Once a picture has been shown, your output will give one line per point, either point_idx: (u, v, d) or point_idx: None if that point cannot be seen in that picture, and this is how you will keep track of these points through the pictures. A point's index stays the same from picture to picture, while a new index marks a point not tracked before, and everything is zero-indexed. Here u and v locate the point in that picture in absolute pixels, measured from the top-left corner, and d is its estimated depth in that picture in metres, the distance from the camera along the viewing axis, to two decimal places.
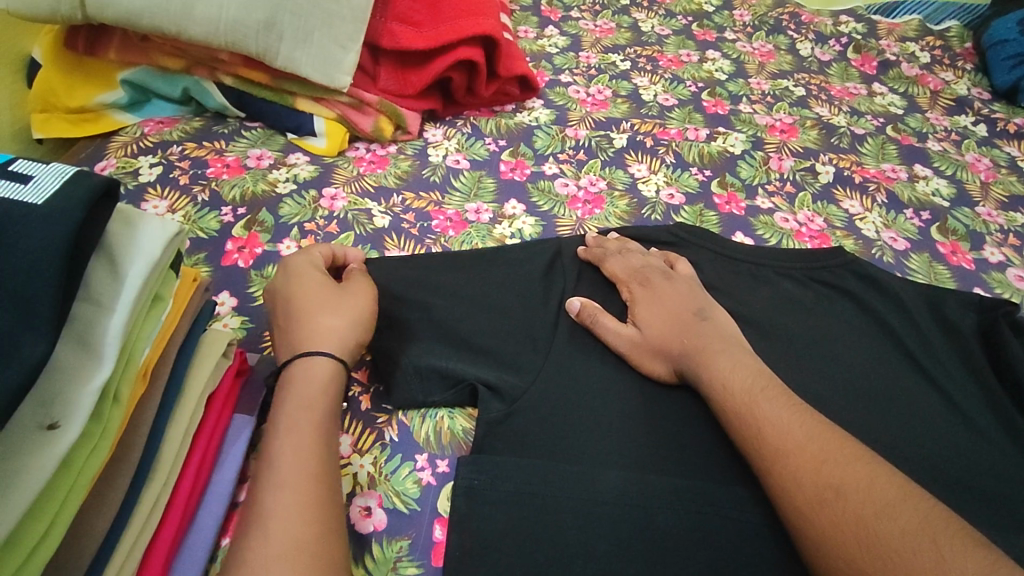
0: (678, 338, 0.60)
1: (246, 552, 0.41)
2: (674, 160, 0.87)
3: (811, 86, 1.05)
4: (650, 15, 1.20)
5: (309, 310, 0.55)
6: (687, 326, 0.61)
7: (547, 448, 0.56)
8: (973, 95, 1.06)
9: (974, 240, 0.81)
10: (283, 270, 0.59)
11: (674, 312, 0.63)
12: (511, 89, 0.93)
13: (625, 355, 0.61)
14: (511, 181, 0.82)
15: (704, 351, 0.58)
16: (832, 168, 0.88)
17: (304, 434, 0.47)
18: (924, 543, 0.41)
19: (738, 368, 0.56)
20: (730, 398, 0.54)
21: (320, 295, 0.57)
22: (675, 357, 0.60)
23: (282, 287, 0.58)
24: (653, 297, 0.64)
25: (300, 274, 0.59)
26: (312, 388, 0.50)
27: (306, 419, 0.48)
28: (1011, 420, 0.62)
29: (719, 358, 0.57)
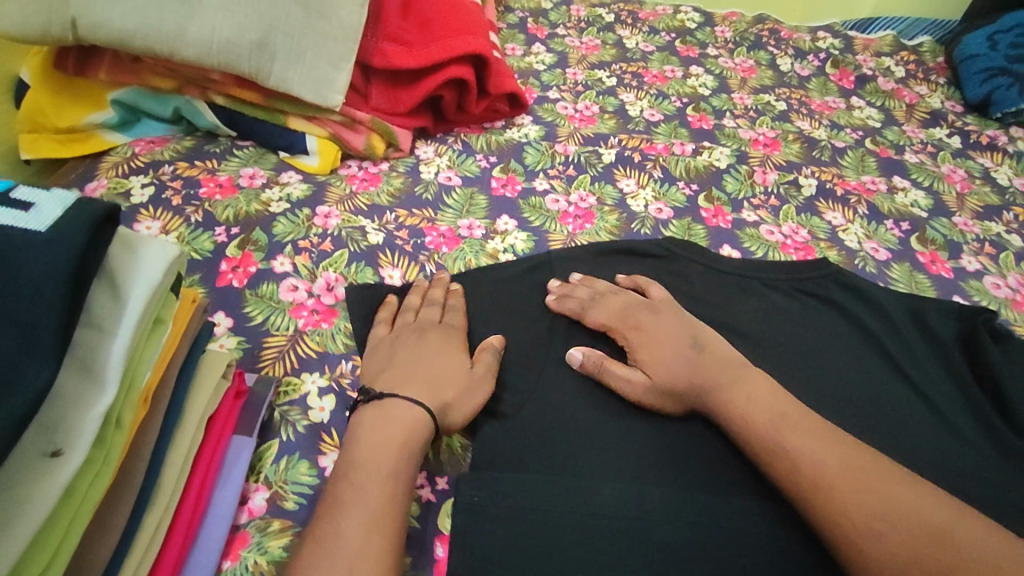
0: (686, 376, 0.59)
1: (324, 563, 0.43)
2: (661, 175, 0.89)
3: (791, 101, 1.07)
4: (634, 32, 1.22)
5: (429, 369, 0.58)
6: (691, 360, 0.60)
7: (546, 464, 0.56)
8: (946, 108, 1.10)
9: (952, 249, 0.83)
10: (433, 326, 0.63)
11: (674, 348, 0.61)
12: (501, 106, 0.94)
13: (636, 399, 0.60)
14: (503, 197, 0.84)
15: (716, 387, 0.58)
16: (815, 181, 0.90)
17: (390, 472, 0.49)
18: (989, 570, 0.43)
19: (755, 393, 0.57)
20: (762, 431, 0.54)
21: (444, 371, 0.58)
22: (687, 394, 0.59)
23: (421, 344, 0.60)
24: (647, 337, 0.63)
25: (450, 333, 0.63)
26: (404, 426, 0.52)
27: (397, 459, 0.50)
28: (995, 425, 0.63)
29: (727, 380, 0.58)
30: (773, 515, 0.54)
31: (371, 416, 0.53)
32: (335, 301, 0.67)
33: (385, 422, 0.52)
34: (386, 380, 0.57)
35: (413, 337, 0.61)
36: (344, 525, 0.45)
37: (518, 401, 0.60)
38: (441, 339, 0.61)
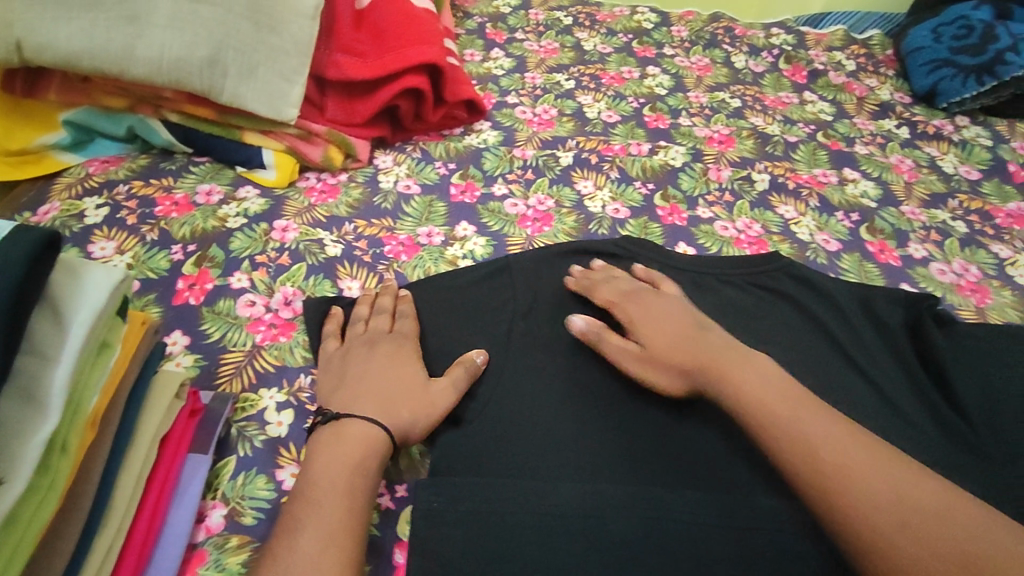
0: (687, 350, 0.62)
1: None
2: (618, 175, 0.90)
3: (746, 98, 1.10)
4: (592, 34, 1.24)
5: (386, 386, 0.59)
6: (688, 337, 0.63)
7: (503, 468, 0.57)
8: (895, 99, 1.13)
9: (900, 237, 0.86)
10: (387, 338, 0.63)
11: (673, 327, 0.64)
12: (459, 113, 0.95)
13: (624, 365, 0.63)
14: (462, 204, 0.84)
15: (715, 364, 0.60)
16: (768, 176, 0.93)
17: (345, 487, 0.50)
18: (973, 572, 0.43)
19: (791, 401, 0.55)
20: (809, 444, 0.51)
21: (401, 388, 0.59)
22: (688, 372, 0.61)
23: (378, 359, 0.61)
24: (650, 318, 0.66)
25: (403, 342, 0.64)
26: (361, 441, 0.53)
27: (353, 474, 0.51)
28: (938, 406, 0.66)
29: (749, 377, 0.57)
30: (724, 504, 0.56)
31: (326, 434, 0.54)
32: (293, 315, 0.68)
33: (341, 439, 0.53)
34: (342, 399, 0.57)
35: (366, 348, 0.62)
36: (299, 542, 0.46)
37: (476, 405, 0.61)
38: (397, 354, 0.62)
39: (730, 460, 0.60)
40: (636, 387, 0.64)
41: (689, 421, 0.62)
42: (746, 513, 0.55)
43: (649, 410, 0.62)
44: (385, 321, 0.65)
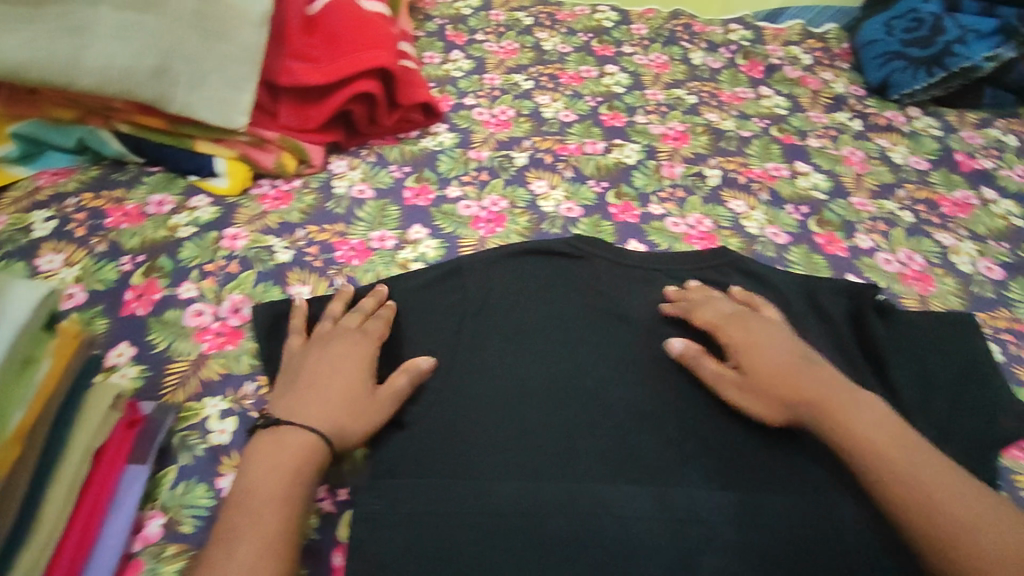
0: (781, 380, 0.62)
1: None
2: (572, 174, 0.91)
3: (702, 94, 1.11)
4: (552, 34, 1.24)
5: (332, 390, 0.59)
6: (794, 367, 0.62)
7: (446, 468, 0.59)
8: (849, 92, 1.14)
9: (847, 228, 0.87)
10: (342, 340, 0.64)
11: (780, 356, 0.64)
12: (414, 116, 0.96)
13: (719, 388, 0.64)
14: (415, 207, 0.85)
15: (820, 395, 0.59)
16: (720, 171, 0.94)
17: (285, 496, 0.51)
18: None
19: (902, 445, 0.54)
20: (912, 481, 0.52)
21: (346, 394, 0.59)
22: (780, 405, 0.61)
23: (329, 362, 0.61)
24: (752, 344, 0.65)
25: (359, 343, 0.64)
26: (298, 449, 0.54)
27: (290, 483, 0.52)
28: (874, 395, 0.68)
29: (857, 415, 0.57)
30: (661, 496, 0.58)
31: (268, 441, 0.55)
32: (241, 322, 0.68)
33: (279, 445, 0.54)
34: (286, 400, 0.58)
35: (320, 348, 0.63)
36: (235, 551, 0.47)
37: (425, 408, 0.63)
38: (349, 358, 0.62)
39: (670, 455, 0.61)
40: (581, 386, 0.66)
41: (632, 417, 0.64)
42: (680, 505, 0.57)
43: (592, 408, 0.64)
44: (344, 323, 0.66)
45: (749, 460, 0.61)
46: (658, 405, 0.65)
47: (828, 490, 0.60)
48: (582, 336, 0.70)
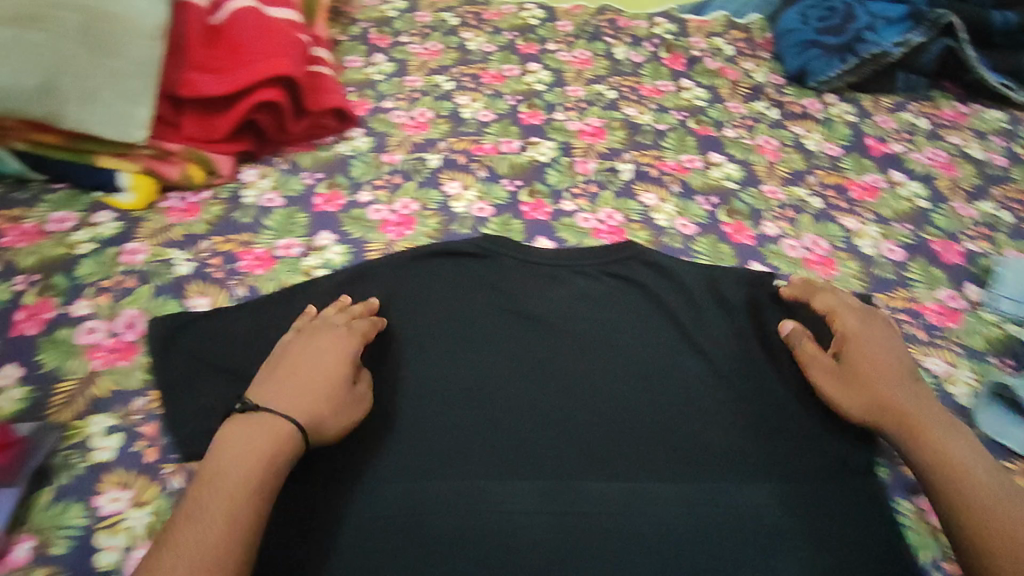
0: (874, 377, 0.65)
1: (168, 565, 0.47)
2: (486, 174, 0.92)
3: (622, 89, 1.12)
4: (478, 34, 1.24)
5: (314, 382, 0.61)
6: (896, 372, 0.66)
7: (333, 473, 0.61)
8: (769, 81, 1.16)
9: (755, 217, 0.89)
10: (325, 336, 0.66)
11: (890, 360, 0.67)
12: (327, 121, 0.95)
13: (809, 368, 0.68)
14: (324, 213, 0.85)
15: (909, 395, 0.64)
16: (633, 165, 0.95)
17: (243, 484, 0.52)
18: None
19: (965, 455, 0.59)
20: (961, 470, 0.58)
21: (329, 386, 0.61)
22: (858, 398, 0.64)
23: (312, 355, 0.63)
24: (864, 342, 0.68)
25: (342, 338, 0.66)
26: (276, 437, 0.56)
27: (256, 466, 0.53)
28: (766, 379, 0.70)
29: (924, 418, 0.62)
30: (543, 489, 0.62)
31: (242, 428, 0.56)
32: (137, 337, 0.68)
33: (255, 434, 0.56)
34: (266, 390, 0.60)
35: (304, 342, 0.65)
36: (185, 536, 0.49)
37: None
38: (333, 351, 0.64)
39: (554, 449, 0.65)
40: (476, 388, 0.68)
41: (529, 416, 0.67)
42: (555, 494, 0.61)
43: (486, 409, 0.67)
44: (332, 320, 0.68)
45: (631, 448, 0.65)
46: (551, 402, 0.68)
47: (706, 476, 0.63)
48: (481, 337, 0.73)
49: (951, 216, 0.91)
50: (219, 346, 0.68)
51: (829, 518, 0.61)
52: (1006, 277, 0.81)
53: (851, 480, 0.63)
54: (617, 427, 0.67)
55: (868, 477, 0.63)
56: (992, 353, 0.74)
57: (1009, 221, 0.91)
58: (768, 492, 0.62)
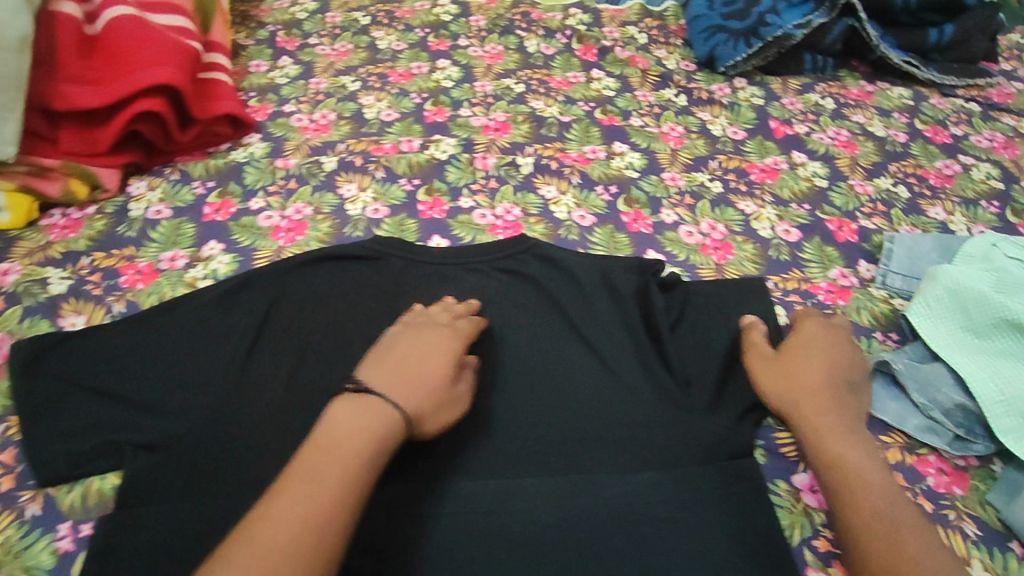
0: (808, 376, 0.66)
1: (280, 516, 0.50)
2: (383, 175, 0.91)
3: (531, 82, 1.10)
4: (388, 32, 1.22)
5: (419, 376, 0.62)
6: (831, 375, 0.66)
7: (202, 487, 0.61)
8: (680, 68, 1.16)
9: (653, 205, 0.89)
10: (432, 331, 0.67)
11: (832, 361, 0.67)
12: (221, 128, 0.94)
13: (749, 357, 0.69)
14: (213, 223, 0.84)
15: (833, 396, 0.65)
16: (533, 158, 0.94)
17: (358, 459, 0.54)
18: None
19: (868, 466, 0.59)
20: (854, 468, 0.59)
21: (432, 382, 0.62)
22: (788, 392, 0.65)
23: (418, 349, 0.65)
24: (807, 342, 0.69)
25: (446, 336, 0.67)
26: (380, 427, 0.57)
27: (371, 448, 0.56)
28: (650, 366, 0.70)
29: (839, 424, 0.62)
30: (415, 492, 0.61)
31: (357, 410, 0.57)
32: None
33: (366, 417, 0.57)
34: (375, 376, 0.61)
35: (411, 336, 0.66)
36: (302, 496, 0.51)
37: (185, 432, 0.64)
38: (439, 346, 0.66)
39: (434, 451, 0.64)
40: None
41: None
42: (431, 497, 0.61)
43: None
44: (445, 315, 0.70)
45: (511, 444, 0.65)
46: None
47: (583, 470, 0.63)
48: (367, 342, 0.73)
49: (848, 194, 0.92)
50: (90, 366, 0.67)
51: (711, 507, 0.60)
52: (895, 252, 0.82)
53: (727, 464, 0.63)
54: (495, 425, 0.66)
55: (745, 460, 0.64)
56: (878, 329, 0.75)
57: (904, 196, 0.93)
58: (642, 481, 0.62)
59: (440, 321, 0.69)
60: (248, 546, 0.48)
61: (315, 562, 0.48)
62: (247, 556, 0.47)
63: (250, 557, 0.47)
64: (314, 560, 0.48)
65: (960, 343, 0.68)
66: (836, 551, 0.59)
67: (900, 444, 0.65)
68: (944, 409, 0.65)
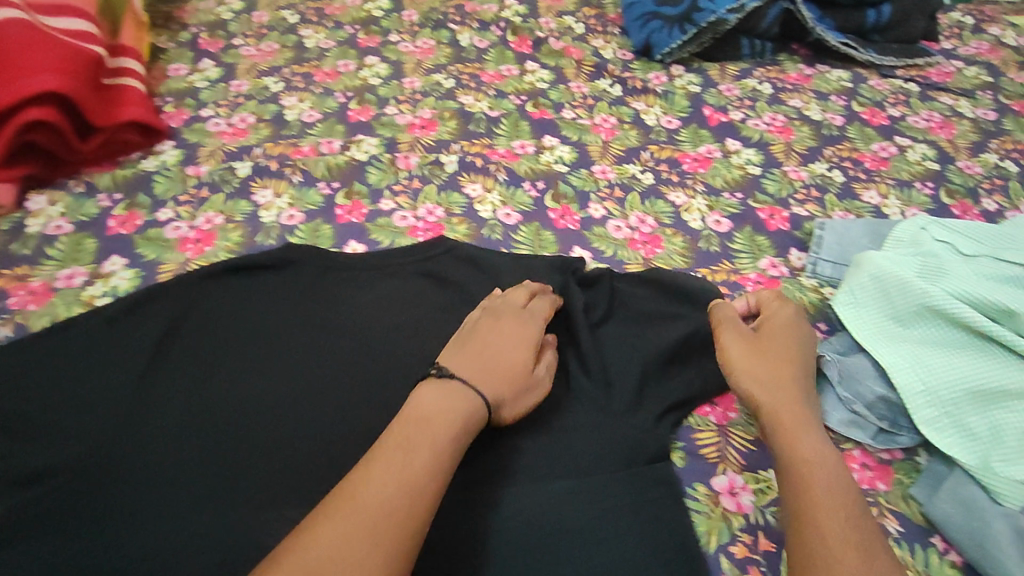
0: (778, 361, 0.63)
1: (373, 478, 0.49)
2: (301, 179, 0.87)
3: (462, 77, 1.06)
4: (317, 30, 1.17)
5: (500, 363, 0.61)
6: (798, 364, 0.63)
7: (89, 523, 0.56)
8: (617, 57, 1.12)
9: (581, 200, 0.86)
10: (511, 315, 0.66)
11: (800, 351, 0.65)
12: (129, 136, 0.90)
13: (721, 333, 0.66)
14: (117, 236, 0.80)
15: (798, 385, 0.62)
16: (458, 156, 0.91)
17: (447, 431, 0.53)
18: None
19: (829, 458, 0.56)
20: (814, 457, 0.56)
21: (513, 367, 0.61)
22: (758, 372, 0.62)
23: (499, 333, 0.64)
24: (780, 328, 0.66)
25: (524, 321, 0.66)
26: (464, 408, 0.56)
27: (459, 425, 0.55)
28: (567, 368, 0.68)
29: (801, 413, 0.59)
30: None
31: (441, 390, 0.57)
32: None
33: (451, 399, 0.56)
34: (458, 361, 0.60)
35: (490, 322, 0.65)
36: (395, 462, 0.50)
37: (74, 456, 0.60)
38: (520, 330, 0.65)
39: (337, 467, 0.61)
40: (259, 407, 0.65)
41: (310, 440, 0.63)
42: None
43: (262, 433, 0.63)
44: (520, 297, 0.69)
45: None
46: (340, 418, 0.64)
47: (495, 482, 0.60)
48: (275, 354, 0.69)
49: (781, 180, 0.90)
50: None
51: (623, 514, 0.58)
52: (825, 239, 0.80)
53: (643, 470, 0.61)
54: None
55: (663, 464, 0.62)
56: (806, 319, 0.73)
57: (839, 181, 0.91)
58: (555, 491, 0.59)
59: (521, 304, 0.68)
60: (346, 506, 0.46)
61: (409, 524, 0.47)
62: (349, 512, 0.46)
63: (349, 517, 0.45)
64: (406, 523, 0.46)
65: (883, 333, 0.67)
66: (754, 556, 0.57)
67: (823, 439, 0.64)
68: (867, 402, 0.63)
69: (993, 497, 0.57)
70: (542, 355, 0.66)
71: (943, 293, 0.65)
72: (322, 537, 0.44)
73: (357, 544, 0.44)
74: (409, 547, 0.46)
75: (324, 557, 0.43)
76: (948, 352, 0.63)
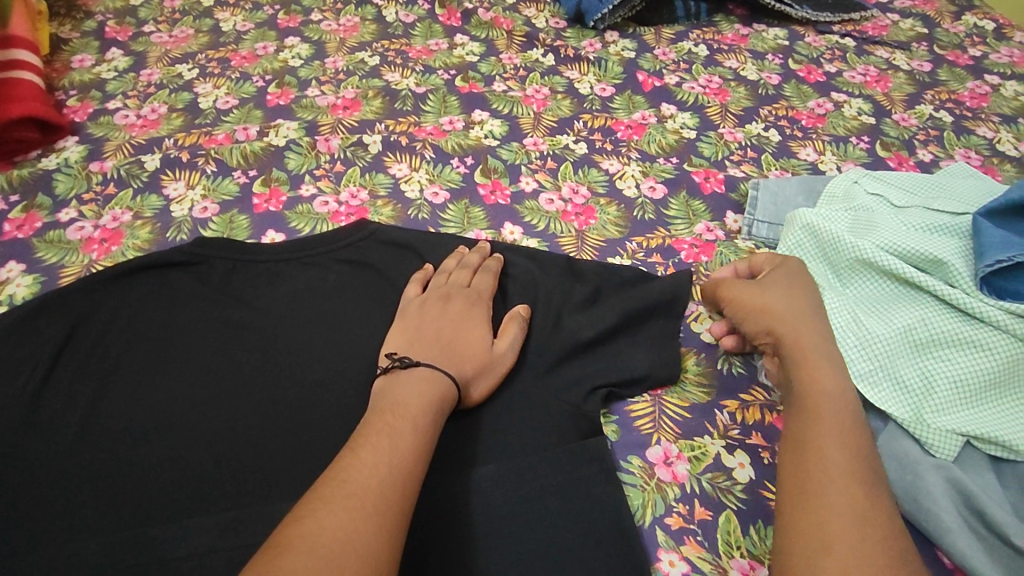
0: (793, 314, 0.61)
1: (358, 462, 0.47)
2: (215, 168, 0.83)
3: (387, 53, 1.01)
4: (234, 12, 1.10)
5: (456, 344, 0.61)
6: (806, 312, 0.61)
7: None
8: (550, 26, 1.09)
9: (512, 173, 0.83)
10: (460, 296, 0.66)
11: (803, 298, 0.62)
12: (26, 134, 0.84)
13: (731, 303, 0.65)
14: (12, 240, 0.75)
15: (813, 333, 0.59)
16: (382, 136, 0.87)
17: (424, 413, 0.53)
18: (842, 526, 0.46)
19: (844, 431, 0.52)
20: (823, 404, 0.54)
21: (469, 346, 0.61)
22: (773, 329, 0.61)
23: (450, 315, 0.64)
24: (781, 283, 0.64)
25: (474, 300, 0.66)
26: (434, 390, 0.55)
27: (436, 405, 0.54)
28: None
29: (824, 375, 0.56)
30: (227, 522, 0.55)
31: (408, 379, 0.56)
32: None
33: (417, 384, 0.56)
34: (412, 349, 0.60)
35: (439, 304, 0.65)
36: (381, 445, 0.49)
37: None
38: (470, 309, 0.65)
39: (251, 468, 0.58)
40: (171, 416, 0.61)
41: (225, 443, 0.59)
42: (249, 529, 0.54)
43: (173, 440, 0.60)
44: (464, 275, 0.68)
45: None
46: (258, 416, 0.61)
47: None
48: (186, 357, 0.65)
49: (717, 143, 0.88)
50: None
51: (551, 494, 0.56)
52: (760, 200, 0.78)
53: (577, 446, 0.58)
54: (324, 432, 0.60)
55: (597, 439, 0.60)
56: None
57: (775, 140, 0.89)
58: (482, 475, 0.56)
59: (467, 283, 0.67)
60: (341, 489, 0.45)
61: (402, 504, 0.46)
62: (341, 497, 0.44)
63: (346, 498, 0.44)
64: (397, 502, 0.46)
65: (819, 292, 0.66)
66: (690, 526, 0.56)
67: (760, 402, 0.64)
68: None
69: (925, 448, 0.57)
70: (508, 325, 0.65)
71: (873, 247, 0.64)
72: (324, 518, 0.43)
73: (362, 523, 0.43)
74: (403, 523, 0.45)
75: (330, 538, 0.42)
76: (880, 307, 0.63)
